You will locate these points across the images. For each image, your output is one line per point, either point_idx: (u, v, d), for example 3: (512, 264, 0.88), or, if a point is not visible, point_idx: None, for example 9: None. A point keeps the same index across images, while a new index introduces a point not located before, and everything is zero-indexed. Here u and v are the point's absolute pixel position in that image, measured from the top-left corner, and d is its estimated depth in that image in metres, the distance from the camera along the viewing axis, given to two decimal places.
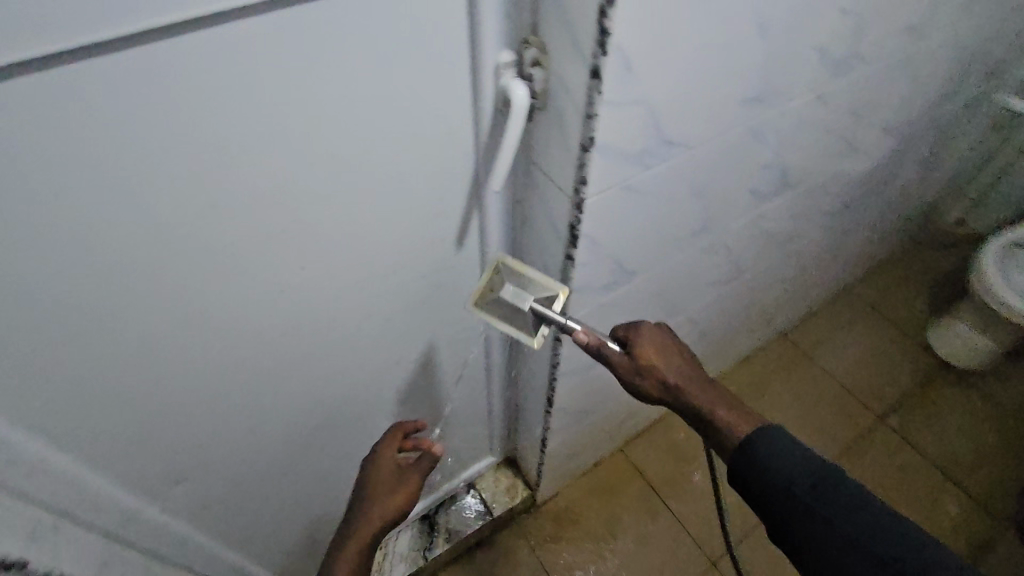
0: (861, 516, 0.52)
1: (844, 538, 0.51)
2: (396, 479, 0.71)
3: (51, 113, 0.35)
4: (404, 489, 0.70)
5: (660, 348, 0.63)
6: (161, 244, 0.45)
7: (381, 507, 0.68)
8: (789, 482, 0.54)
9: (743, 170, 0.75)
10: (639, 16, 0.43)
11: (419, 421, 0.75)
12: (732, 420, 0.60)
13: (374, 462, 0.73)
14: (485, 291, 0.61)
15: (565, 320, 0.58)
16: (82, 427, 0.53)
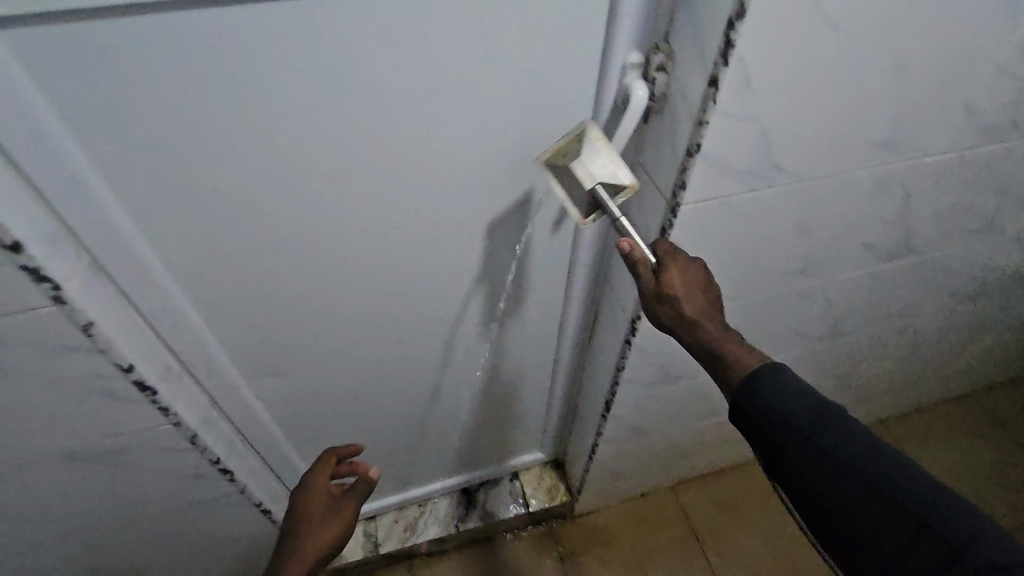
0: (870, 456, 0.45)
1: (847, 468, 0.45)
2: (333, 508, 0.73)
3: (264, 38, 0.44)
4: (341, 515, 0.73)
5: (683, 270, 0.57)
6: (310, 167, 0.54)
7: (319, 536, 0.70)
8: (789, 410, 0.48)
9: (858, 222, 0.73)
10: (767, 35, 0.46)
11: (350, 446, 0.79)
12: (738, 356, 0.53)
13: (308, 488, 0.75)
14: (558, 152, 0.56)
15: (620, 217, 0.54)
16: (216, 303, 0.64)
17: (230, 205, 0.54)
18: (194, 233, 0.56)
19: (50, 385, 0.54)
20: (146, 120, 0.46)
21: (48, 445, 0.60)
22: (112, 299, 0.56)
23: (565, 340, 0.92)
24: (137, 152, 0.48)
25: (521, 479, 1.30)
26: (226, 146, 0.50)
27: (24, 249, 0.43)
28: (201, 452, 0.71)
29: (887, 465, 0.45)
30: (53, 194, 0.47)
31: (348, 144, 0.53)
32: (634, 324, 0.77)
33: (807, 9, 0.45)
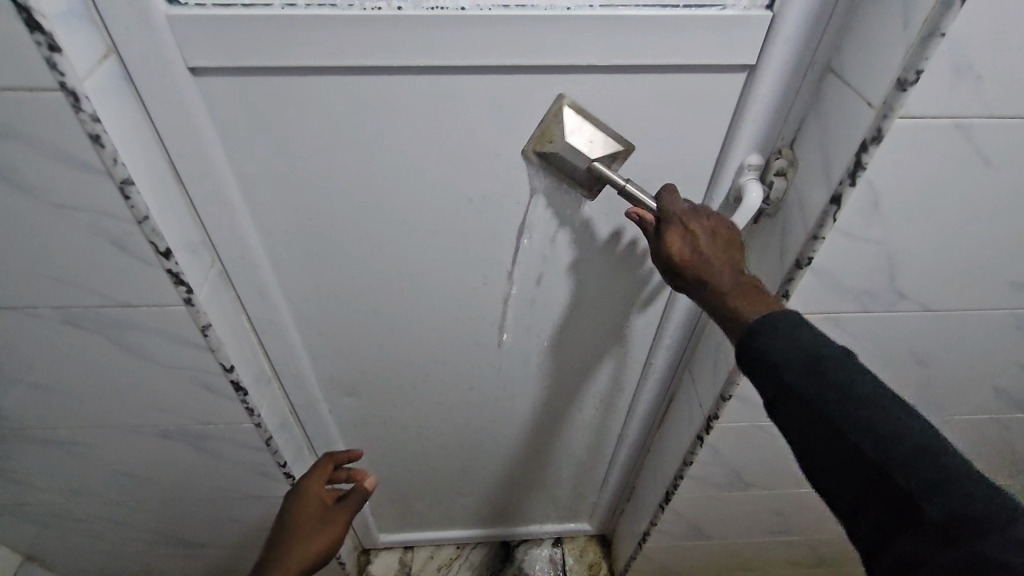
0: (869, 416, 0.37)
1: (834, 431, 0.38)
2: (323, 522, 0.70)
3: (403, 101, 0.49)
4: (329, 529, 0.69)
5: (692, 225, 0.48)
6: (420, 217, 0.58)
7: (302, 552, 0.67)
8: (782, 367, 0.39)
9: (991, 363, 0.65)
10: (904, 160, 0.43)
11: (348, 453, 0.75)
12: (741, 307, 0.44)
13: (300, 495, 0.71)
14: (543, 136, 0.51)
15: (626, 184, 0.49)
16: (312, 324, 0.69)
17: (344, 238, 0.59)
18: (310, 258, 0.61)
19: (165, 369, 0.60)
20: (293, 159, 0.52)
21: (150, 418, 0.67)
22: (230, 304, 0.62)
23: (636, 418, 0.90)
24: (279, 184, 0.54)
25: (564, 545, 1.25)
26: (353, 189, 0.55)
27: (172, 257, 0.49)
28: (271, 454, 0.75)
29: (886, 429, 0.36)
30: (205, 210, 0.54)
31: (459, 200, 0.57)
32: (710, 420, 0.74)
33: (955, 140, 0.42)
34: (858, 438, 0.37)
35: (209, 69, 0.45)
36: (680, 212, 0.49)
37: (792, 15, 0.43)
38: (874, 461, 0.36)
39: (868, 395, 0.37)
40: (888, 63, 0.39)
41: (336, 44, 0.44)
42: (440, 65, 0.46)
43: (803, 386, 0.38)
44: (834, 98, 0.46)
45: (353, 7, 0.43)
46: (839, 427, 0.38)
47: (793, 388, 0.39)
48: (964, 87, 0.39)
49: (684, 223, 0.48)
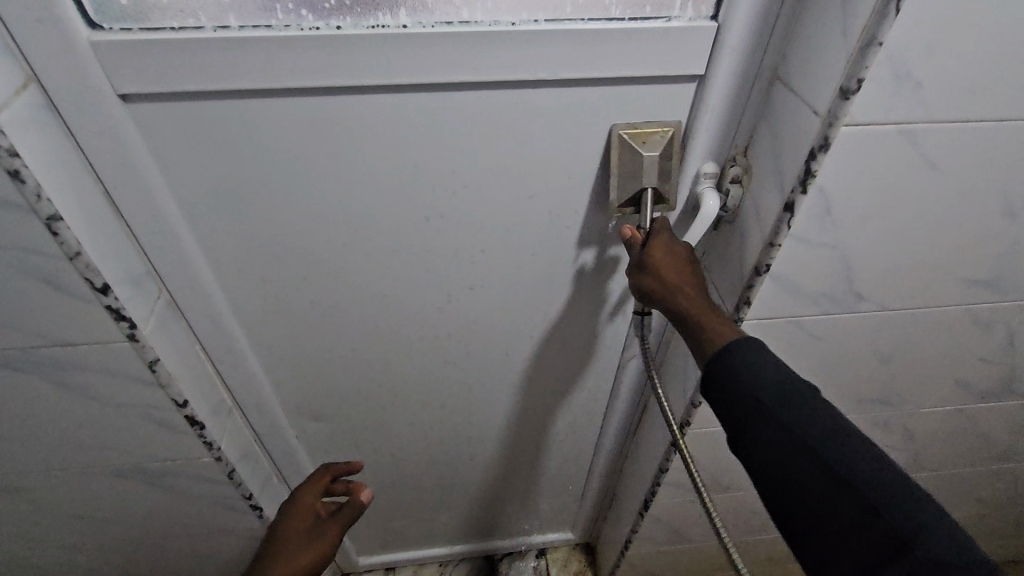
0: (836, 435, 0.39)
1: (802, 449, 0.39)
2: (311, 536, 0.66)
3: (350, 121, 0.47)
4: (315, 545, 0.65)
5: (679, 248, 0.51)
6: (376, 237, 0.57)
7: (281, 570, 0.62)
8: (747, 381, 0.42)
9: (952, 358, 0.66)
10: (852, 167, 0.43)
11: (349, 466, 0.72)
12: (710, 329, 0.46)
13: (292, 511, 0.68)
14: (635, 136, 0.50)
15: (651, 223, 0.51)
16: (271, 352, 0.67)
17: (299, 262, 0.58)
18: (265, 285, 0.59)
19: (113, 407, 0.58)
20: (239, 186, 0.50)
21: (103, 459, 0.64)
22: (182, 336, 0.60)
23: (611, 426, 0.89)
24: (226, 212, 0.52)
25: (548, 556, 1.24)
26: (305, 212, 0.53)
27: (110, 293, 0.46)
28: (236, 486, 0.73)
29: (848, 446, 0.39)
30: (148, 242, 0.51)
31: (415, 220, 0.56)
32: (683, 428, 0.74)
33: (901, 145, 0.42)
34: (829, 456, 0.39)
35: (140, 96, 0.43)
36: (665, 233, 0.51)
37: (736, 25, 0.43)
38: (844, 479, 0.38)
39: (830, 419, 0.40)
40: (831, 71, 0.39)
41: (274, 66, 0.42)
42: (385, 84, 0.45)
43: (779, 406, 0.40)
44: (783, 106, 0.46)
45: (290, 28, 0.41)
46: (808, 446, 0.39)
47: (770, 410, 0.41)
48: (906, 94, 0.39)
49: (667, 243, 0.50)
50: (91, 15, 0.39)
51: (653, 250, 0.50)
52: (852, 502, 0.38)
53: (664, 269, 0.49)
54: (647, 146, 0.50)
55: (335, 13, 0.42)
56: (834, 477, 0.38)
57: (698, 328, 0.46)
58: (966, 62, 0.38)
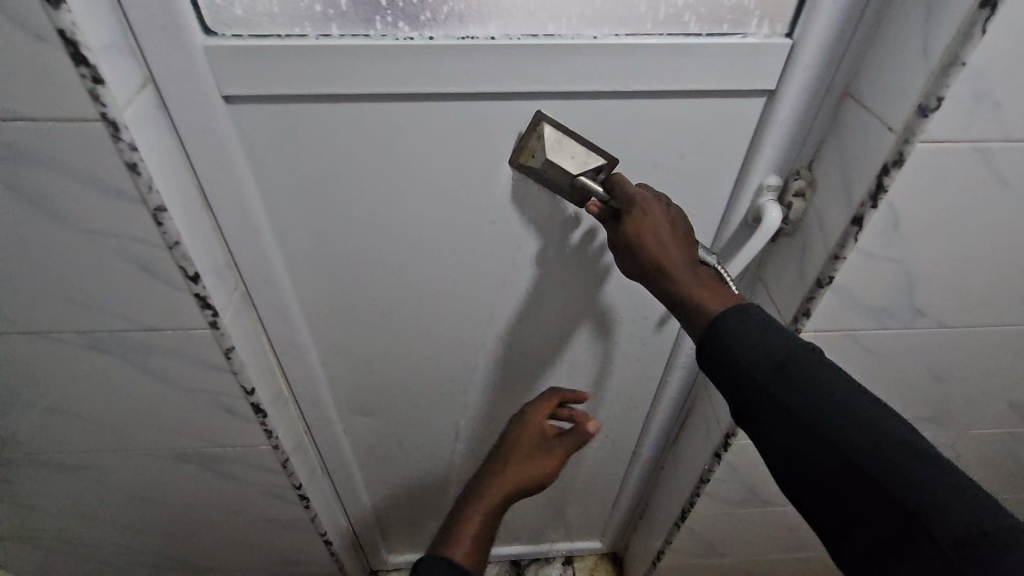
0: (836, 411, 0.39)
1: (813, 436, 0.39)
2: (540, 450, 0.67)
3: (430, 126, 0.49)
4: (544, 460, 0.66)
5: (656, 215, 0.49)
6: (443, 238, 0.59)
7: (512, 481, 0.64)
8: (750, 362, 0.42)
9: (1006, 379, 0.65)
10: (925, 184, 0.44)
11: (575, 393, 0.73)
12: (698, 304, 0.47)
13: (522, 423, 0.70)
14: (526, 155, 0.51)
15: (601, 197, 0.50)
16: (330, 346, 0.69)
17: (367, 260, 0.60)
18: (333, 281, 0.62)
19: (186, 392, 0.60)
20: (319, 185, 0.53)
21: (169, 442, 0.67)
22: (252, 327, 0.63)
23: (650, 435, 0.90)
24: (305, 209, 0.55)
25: (576, 565, 1.24)
26: (379, 213, 0.56)
27: (200, 281, 0.49)
28: (287, 475, 0.75)
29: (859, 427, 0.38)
30: (231, 235, 0.54)
31: (481, 223, 0.57)
32: (728, 438, 0.74)
33: (975, 163, 0.43)
34: (841, 442, 0.38)
35: (241, 98, 0.46)
36: (636, 202, 0.49)
37: (812, 42, 0.44)
38: (843, 451, 0.38)
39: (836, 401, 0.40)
40: (908, 89, 0.41)
41: (367, 73, 0.45)
42: (468, 92, 0.47)
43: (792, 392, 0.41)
44: (853, 122, 0.47)
45: (386, 37, 0.44)
46: (817, 430, 0.39)
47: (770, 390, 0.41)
48: (983, 113, 0.40)
49: (641, 214, 0.49)
50: (207, 22, 0.42)
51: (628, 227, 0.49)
52: (868, 487, 0.37)
53: (643, 245, 0.49)
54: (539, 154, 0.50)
55: (428, 24, 0.44)
56: (831, 449, 0.39)
57: (689, 305, 0.48)
58: None
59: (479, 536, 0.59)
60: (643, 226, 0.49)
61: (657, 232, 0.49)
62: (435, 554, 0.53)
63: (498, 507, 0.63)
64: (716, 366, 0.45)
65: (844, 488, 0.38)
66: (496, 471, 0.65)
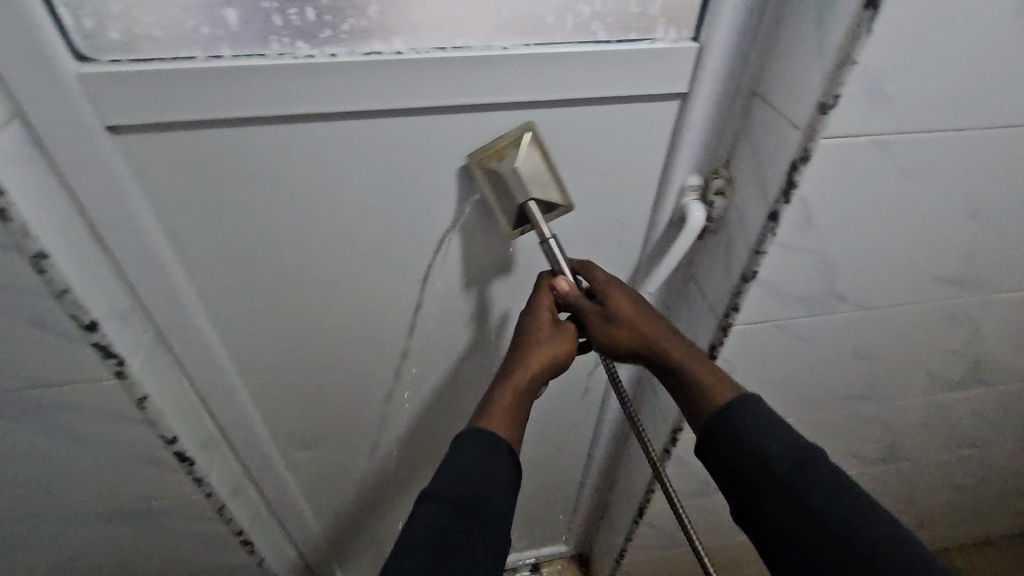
0: (810, 474, 0.46)
1: (784, 487, 0.46)
2: (551, 338, 0.53)
3: (343, 146, 0.47)
4: (562, 346, 0.53)
5: (630, 293, 0.54)
6: (368, 259, 0.56)
7: (552, 349, 0.52)
8: (739, 428, 0.49)
9: (924, 352, 0.69)
10: (831, 178, 0.46)
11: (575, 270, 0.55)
12: (706, 373, 0.51)
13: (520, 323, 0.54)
14: (495, 152, 0.49)
15: (547, 239, 0.50)
16: (259, 381, 0.65)
17: (290, 289, 0.57)
18: (254, 312, 0.58)
19: (99, 446, 0.55)
20: (229, 215, 0.49)
21: (85, 502, 0.61)
22: (169, 370, 0.58)
23: (601, 437, 0.90)
24: (215, 241, 0.51)
25: (543, 571, 1.23)
26: (297, 237, 0.53)
27: (98, 329, 0.45)
28: (225, 522, 0.70)
29: (821, 483, 0.46)
30: (134, 274, 0.50)
31: (410, 243, 0.56)
32: (675, 433, 0.75)
33: (875, 155, 0.45)
34: (807, 494, 0.45)
35: (128, 127, 0.42)
36: (608, 283, 0.54)
37: (717, 45, 0.45)
38: (811, 505, 0.45)
39: (807, 456, 0.47)
40: (808, 88, 0.42)
41: (268, 94, 0.42)
42: (378, 109, 0.45)
43: (774, 454, 0.47)
44: (762, 121, 0.48)
45: (285, 56, 0.41)
46: (787, 482, 0.46)
47: (790, 483, 0.46)
48: (878, 108, 0.42)
49: (622, 294, 0.53)
50: (78, 48, 0.38)
51: (616, 304, 0.52)
52: (829, 535, 0.44)
53: (634, 322, 0.52)
54: (507, 158, 0.48)
55: (329, 39, 0.42)
56: (797, 499, 0.46)
57: (696, 376, 0.51)
58: (933, 77, 0.41)
59: (523, 408, 0.51)
60: (626, 303, 0.52)
61: (637, 307, 0.53)
62: (480, 440, 0.47)
63: (542, 372, 0.52)
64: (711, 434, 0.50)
65: (807, 538, 0.45)
66: (528, 329, 0.53)
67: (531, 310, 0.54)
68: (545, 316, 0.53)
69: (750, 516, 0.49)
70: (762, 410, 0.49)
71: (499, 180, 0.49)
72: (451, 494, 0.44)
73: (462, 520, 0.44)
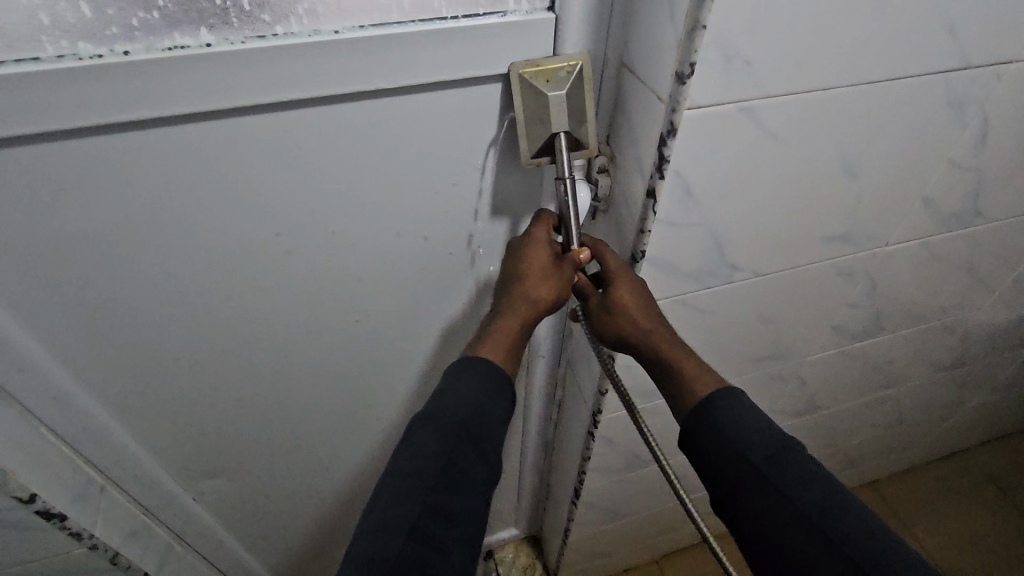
0: (786, 462, 0.44)
1: (754, 473, 0.44)
2: (546, 279, 0.50)
3: (166, 155, 0.42)
4: (554, 286, 0.50)
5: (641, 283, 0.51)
6: (232, 274, 0.51)
7: (547, 291, 0.50)
8: (724, 422, 0.47)
9: (827, 307, 0.70)
10: (702, 149, 0.44)
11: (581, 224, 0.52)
12: (694, 375, 0.50)
13: (514, 255, 0.51)
14: (546, 75, 0.44)
15: (564, 176, 0.47)
16: (137, 418, 0.59)
17: (147, 316, 0.51)
18: (111, 345, 0.52)
19: None
20: (51, 243, 0.44)
21: None
22: (18, 421, 0.52)
23: (532, 421, 0.88)
24: (41, 274, 0.45)
25: (497, 557, 1.23)
26: (139, 259, 0.47)
27: None
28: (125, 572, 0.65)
29: (795, 470, 0.44)
30: None
31: (275, 254, 0.51)
32: (595, 417, 0.73)
33: (744, 122, 0.43)
34: (779, 482, 0.43)
35: None
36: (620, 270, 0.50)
37: (574, 13, 0.42)
38: (782, 492, 0.43)
39: (780, 443, 0.45)
40: (666, 57, 0.39)
41: (54, 105, 0.36)
42: (200, 112, 0.40)
43: (752, 443, 0.45)
44: (632, 93, 0.45)
45: (66, 58, 0.35)
46: (757, 468, 0.44)
47: (773, 481, 0.44)
48: (737, 74, 0.40)
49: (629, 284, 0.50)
50: None
51: (619, 297, 0.50)
52: (803, 525, 0.42)
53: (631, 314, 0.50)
54: (550, 86, 0.44)
55: (119, 35, 0.36)
56: (767, 486, 0.44)
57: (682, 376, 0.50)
58: (787, 39, 0.39)
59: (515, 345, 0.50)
60: (628, 295, 0.50)
61: (641, 302, 0.50)
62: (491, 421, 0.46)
63: (536, 312, 0.50)
64: (698, 431, 0.48)
65: (781, 529, 0.42)
66: (522, 266, 0.50)
67: (526, 244, 0.51)
68: (543, 258, 0.50)
69: (730, 514, 0.46)
70: (754, 412, 0.48)
71: (536, 105, 0.45)
72: (447, 482, 0.42)
73: (467, 443, 0.44)
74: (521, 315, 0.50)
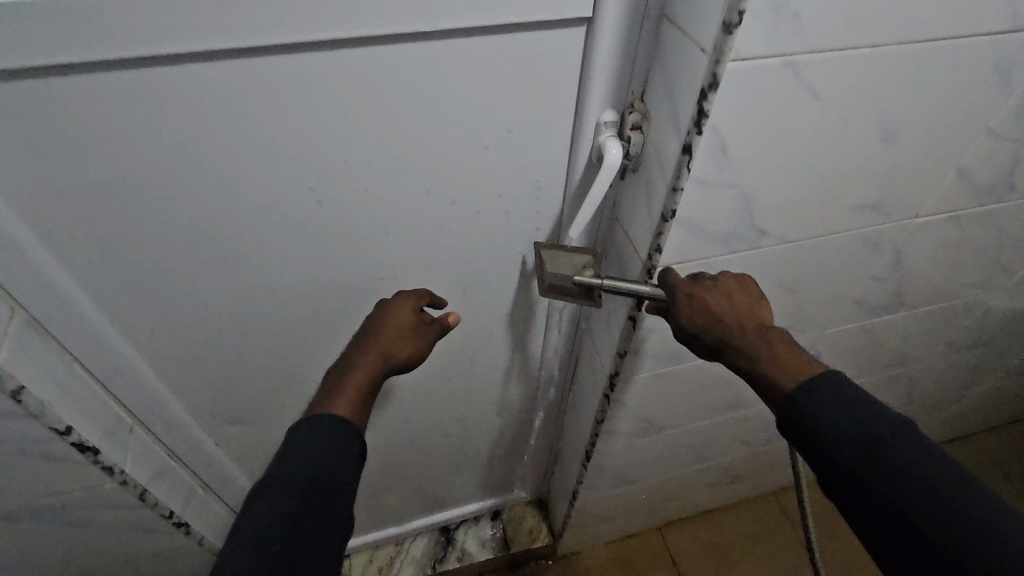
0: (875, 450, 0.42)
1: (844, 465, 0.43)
2: (405, 336, 0.58)
3: (204, 94, 0.42)
4: (407, 345, 0.58)
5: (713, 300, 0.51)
6: (263, 221, 0.51)
7: (397, 347, 0.57)
8: (818, 418, 0.44)
9: (850, 279, 0.69)
10: (741, 105, 0.43)
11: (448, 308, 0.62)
12: (780, 372, 0.48)
13: (381, 313, 0.60)
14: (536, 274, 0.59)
15: (604, 283, 0.53)
16: (165, 362, 0.61)
17: (179, 260, 0.52)
18: (143, 288, 0.53)
19: None
20: (89, 183, 0.44)
21: None
22: (54, 358, 0.54)
23: (547, 382, 0.89)
24: (79, 213, 0.46)
25: (503, 518, 1.25)
26: (174, 202, 0.48)
27: None
28: (151, 508, 0.68)
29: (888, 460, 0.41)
30: None
31: (306, 202, 0.51)
32: (613, 379, 0.73)
33: (786, 77, 0.42)
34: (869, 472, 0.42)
35: None
36: (686, 294, 0.51)
37: None
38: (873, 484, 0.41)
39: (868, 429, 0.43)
40: (712, 7, 0.38)
41: (95, 33, 0.36)
42: (239, 48, 0.39)
43: (844, 435, 0.43)
44: (672, 46, 0.45)
45: None
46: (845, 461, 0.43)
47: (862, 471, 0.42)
48: (785, 26, 0.39)
49: (695, 305, 0.51)
50: None
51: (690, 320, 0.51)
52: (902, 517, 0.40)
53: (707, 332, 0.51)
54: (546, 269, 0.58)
55: None
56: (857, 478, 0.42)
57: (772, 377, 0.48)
58: None
59: (365, 396, 0.54)
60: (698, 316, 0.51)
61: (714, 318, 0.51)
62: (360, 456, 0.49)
63: (386, 364, 0.56)
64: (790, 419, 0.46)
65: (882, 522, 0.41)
66: (387, 320, 0.58)
67: (391, 310, 0.59)
68: (406, 318, 0.59)
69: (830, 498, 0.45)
70: (840, 394, 0.45)
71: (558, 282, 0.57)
72: None
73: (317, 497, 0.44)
74: (372, 365, 0.55)
